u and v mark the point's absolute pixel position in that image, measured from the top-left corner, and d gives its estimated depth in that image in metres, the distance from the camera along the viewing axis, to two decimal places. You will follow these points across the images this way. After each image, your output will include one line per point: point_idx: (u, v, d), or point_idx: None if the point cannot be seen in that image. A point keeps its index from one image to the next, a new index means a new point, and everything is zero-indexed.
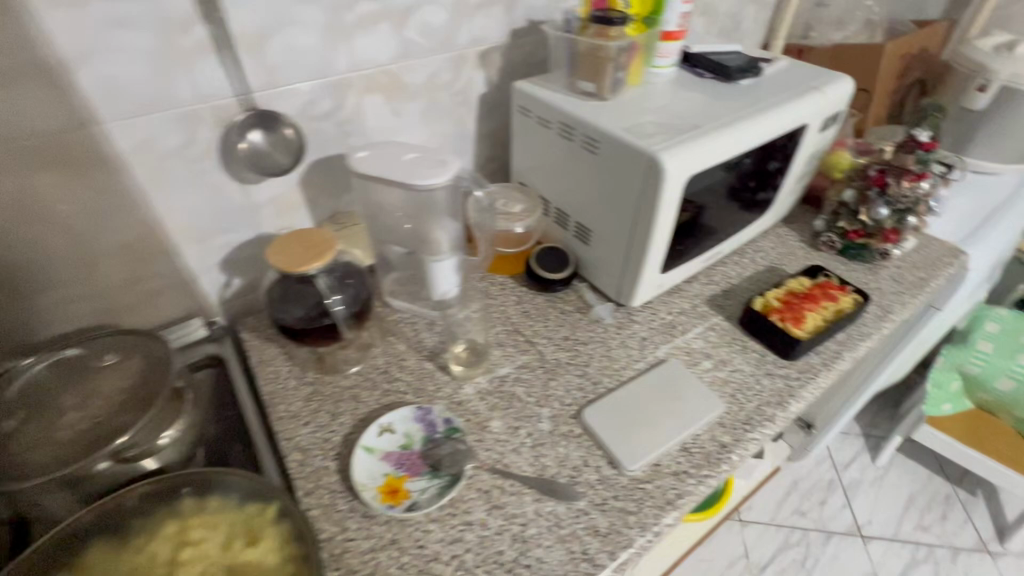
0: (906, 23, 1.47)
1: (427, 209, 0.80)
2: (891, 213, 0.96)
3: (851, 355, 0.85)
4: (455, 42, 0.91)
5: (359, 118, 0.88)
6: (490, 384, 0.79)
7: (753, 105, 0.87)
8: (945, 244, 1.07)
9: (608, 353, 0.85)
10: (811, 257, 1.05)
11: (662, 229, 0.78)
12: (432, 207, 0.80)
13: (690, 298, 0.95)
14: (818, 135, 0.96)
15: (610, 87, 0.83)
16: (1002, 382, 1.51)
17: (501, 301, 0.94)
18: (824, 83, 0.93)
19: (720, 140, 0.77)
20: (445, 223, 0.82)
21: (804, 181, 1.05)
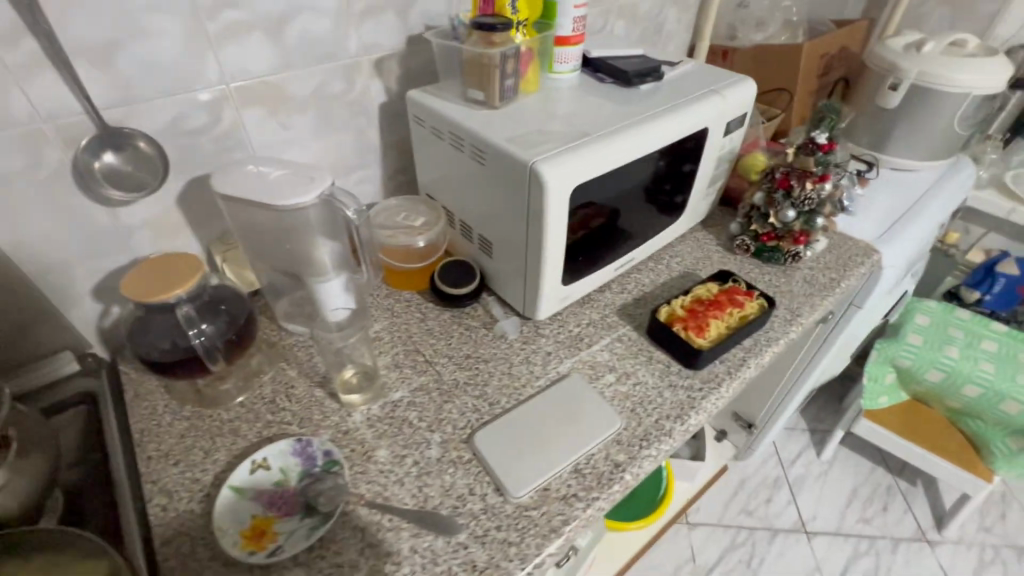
0: (825, 24, 1.50)
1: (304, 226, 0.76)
2: (798, 215, 0.96)
3: (756, 361, 0.84)
4: (344, 50, 0.87)
5: (241, 132, 0.83)
6: (381, 410, 0.76)
7: (650, 111, 0.85)
8: (858, 243, 1.08)
9: (509, 371, 0.82)
10: (727, 261, 1.04)
11: (552, 241, 0.76)
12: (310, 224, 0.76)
13: (600, 308, 0.93)
14: (723, 139, 0.96)
15: (500, 95, 0.80)
16: (931, 374, 1.52)
17: (405, 319, 0.90)
18: (725, 87, 0.92)
19: (606, 149, 0.75)
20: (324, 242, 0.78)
21: (715, 184, 1.05)
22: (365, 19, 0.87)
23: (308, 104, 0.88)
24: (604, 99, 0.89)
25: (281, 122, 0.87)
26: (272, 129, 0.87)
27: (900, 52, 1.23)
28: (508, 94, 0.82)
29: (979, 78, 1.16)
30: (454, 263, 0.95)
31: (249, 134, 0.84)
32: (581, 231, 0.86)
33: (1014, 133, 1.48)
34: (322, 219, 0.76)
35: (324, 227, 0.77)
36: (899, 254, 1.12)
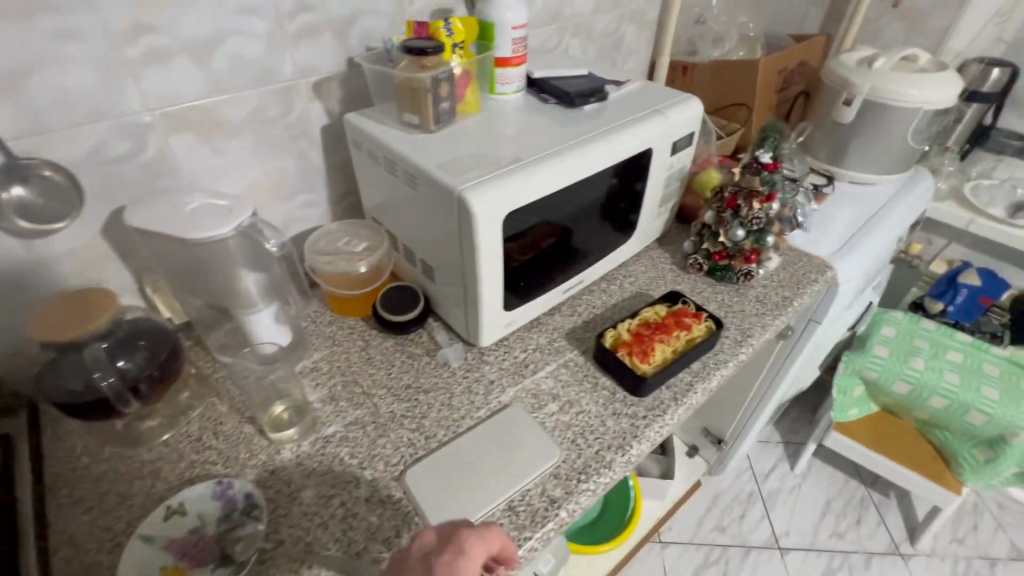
0: (783, 38, 1.50)
1: (226, 258, 0.73)
2: (748, 234, 0.95)
3: (703, 385, 0.82)
4: (280, 73, 0.85)
5: (169, 158, 0.80)
6: (312, 446, 0.73)
7: (590, 133, 0.84)
8: (812, 260, 1.07)
9: (449, 401, 0.79)
10: (681, 280, 1.02)
11: (487, 268, 0.74)
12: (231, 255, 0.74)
13: (548, 332, 0.91)
14: (670, 158, 0.95)
15: (435, 119, 0.79)
16: (898, 386, 1.50)
17: (346, 348, 0.88)
18: (668, 107, 0.91)
19: (540, 174, 0.74)
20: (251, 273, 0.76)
21: (666, 203, 1.04)
22: (300, 41, 0.85)
23: (243, 128, 0.86)
24: (547, 120, 0.88)
25: (213, 147, 0.84)
26: (204, 155, 0.84)
27: (853, 68, 1.24)
28: (444, 118, 0.80)
29: (929, 93, 1.17)
30: (399, 288, 0.92)
31: (178, 160, 0.82)
32: (531, 251, 0.85)
33: (971, 145, 1.49)
34: (245, 250, 0.74)
35: (247, 258, 0.75)
36: (855, 269, 1.11)
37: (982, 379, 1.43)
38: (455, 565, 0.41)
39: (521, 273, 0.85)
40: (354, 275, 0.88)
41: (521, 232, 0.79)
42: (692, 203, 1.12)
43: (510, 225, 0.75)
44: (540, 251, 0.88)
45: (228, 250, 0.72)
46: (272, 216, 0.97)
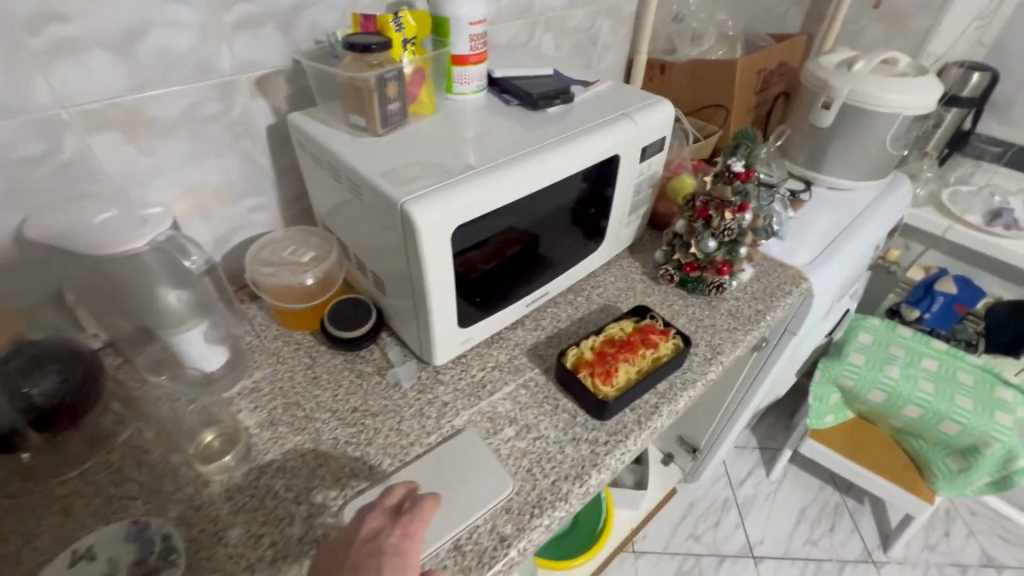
0: (764, 37, 1.46)
1: (146, 275, 0.68)
2: (720, 245, 0.90)
3: (668, 408, 0.78)
4: (217, 67, 0.78)
5: (90, 160, 0.73)
6: (244, 478, 0.67)
7: (553, 138, 0.79)
8: (787, 270, 1.04)
9: (398, 426, 0.74)
10: (651, 291, 0.98)
11: (436, 285, 0.69)
12: (152, 273, 0.69)
13: (509, 348, 0.86)
14: (640, 164, 0.90)
15: (383, 121, 0.73)
16: (873, 394, 1.48)
17: (291, 365, 0.82)
18: (636, 110, 0.87)
19: (494, 184, 0.68)
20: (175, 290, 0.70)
21: (637, 211, 0.99)
22: (239, 33, 0.78)
23: (176, 127, 0.79)
24: (508, 122, 0.83)
25: (142, 148, 0.77)
26: (132, 156, 0.77)
27: (832, 70, 1.20)
28: (393, 120, 0.74)
29: (909, 98, 1.13)
30: (349, 301, 0.86)
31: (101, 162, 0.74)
32: (496, 259, 0.80)
33: (949, 150, 1.47)
34: (163, 266, 0.69)
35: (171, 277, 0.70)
36: (831, 279, 1.08)
37: (956, 388, 1.42)
38: (403, 548, 0.48)
39: (483, 284, 0.80)
40: (300, 287, 0.82)
41: (476, 245, 0.74)
42: (666, 209, 1.07)
43: (462, 238, 0.70)
44: (503, 262, 0.82)
45: (144, 266, 0.67)
46: (215, 221, 0.90)
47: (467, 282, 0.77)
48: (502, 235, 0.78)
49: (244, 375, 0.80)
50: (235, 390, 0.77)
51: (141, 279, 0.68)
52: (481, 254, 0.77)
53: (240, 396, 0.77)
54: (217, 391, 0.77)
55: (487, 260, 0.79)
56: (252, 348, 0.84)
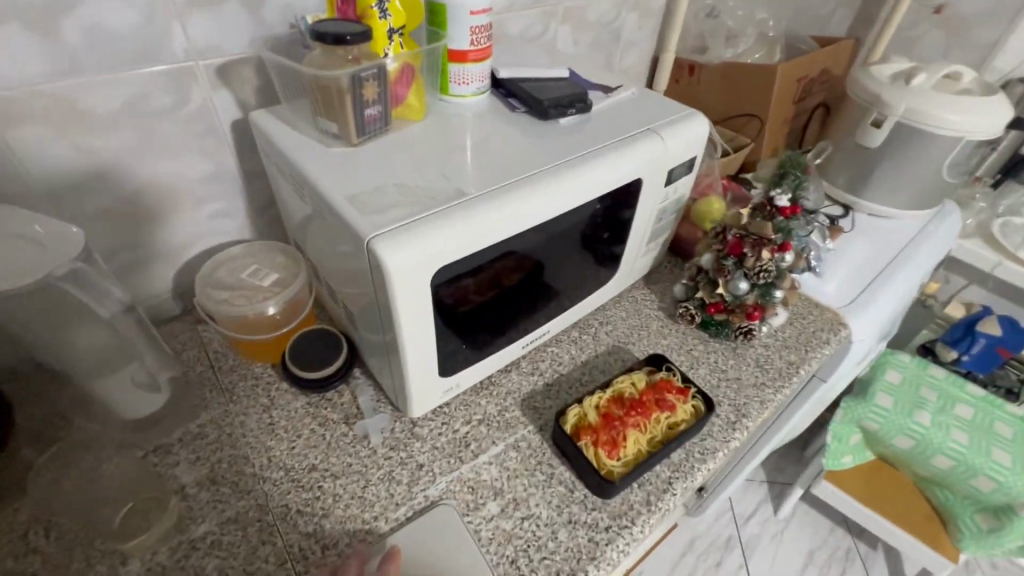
0: (807, 40, 1.31)
1: (58, 317, 0.58)
2: (752, 287, 0.78)
3: (683, 485, 0.66)
4: (168, 51, 0.66)
5: (7, 158, 0.61)
6: (170, 556, 0.56)
7: (565, 157, 0.66)
8: (824, 314, 0.91)
9: (361, 493, 0.62)
10: (667, 333, 0.85)
11: (411, 333, 0.57)
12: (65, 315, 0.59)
13: (500, 398, 0.74)
14: (665, 189, 0.77)
15: (358, 128, 0.60)
16: (900, 440, 1.35)
17: (243, 406, 0.70)
18: (664, 125, 0.73)
19: (489, 215, 0.56)
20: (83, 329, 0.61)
21: (658, 238, 0.86)
22: (194, 12, 0.65)
23: (117, 121, 0.67)
24: (512, 133, 0.69)
25: (74, 145, 0.65)
26: (62, 154, 0.65)
27: (886, 83, 1.05)
28: (371, 127, 0.61)
29: (975, 121, 0.99)
30: (317, 332, 0.74)
31: (23, 160, 0.62)
32: (492, 289, 0.67)
33: (1005, 176, 1.32)
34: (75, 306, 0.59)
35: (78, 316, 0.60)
36: (873, 324, 0.95)
37: (993, 440, 1.29)
38: None
39: (476, 318, 0.68)
40: (259, 317, 0.70)
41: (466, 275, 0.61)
42: (689, 234, 0.94)
43: (446, 278, 0.57)
44: (501, 293, 0.69)
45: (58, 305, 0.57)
46: (169, 230, 0.78)
47: (453, 317, 0.64)
48: (502, 262, 0.65)
49: (188, 416, 0.68)
50: (176, 436, 0.66)
51: (61, 320, 0.59)
52: (476, 283, 0.64)
53: (180, 444, 0.65)
54: (152, 437, 0.65)
55: (483, 289, 0.66)
56: (202, 383, 0.72)
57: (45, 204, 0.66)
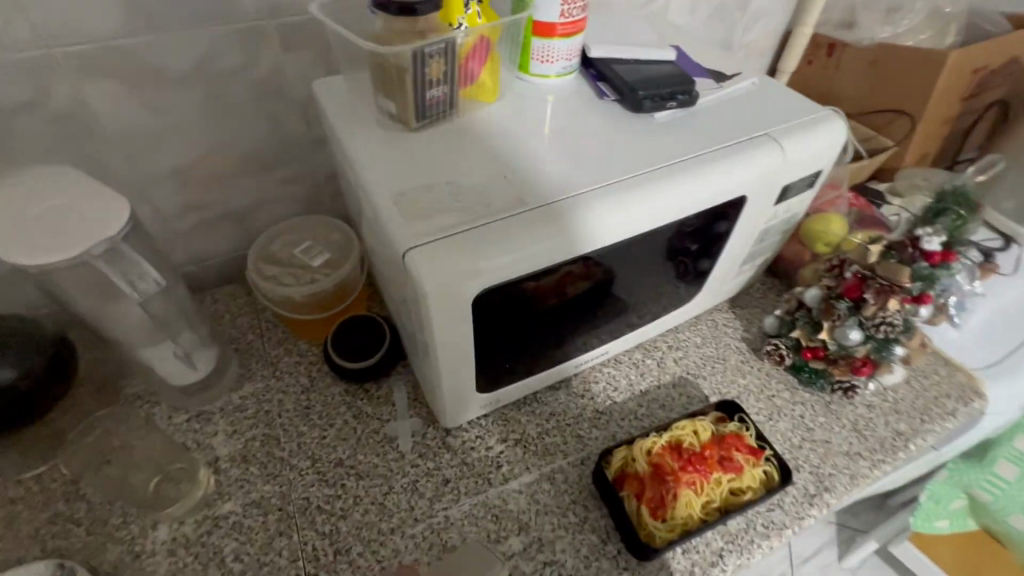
0: (995, 19, 1.04)
1: (97, 294, 0.53)
2: (866, 339, 0.64)
3: (736, 563, 0.56)
4: (238, 8, 0.62)
5: (84, 112, 0.62)
6: (195, 529, 0.57)
7: (653, 165, 0.55)
8: (953, 376, 0.74)
9: (382, 500, 0.59)
10: (747, 371, 0.73)
11: (445, 356, 0.51)
12: (100, 293, 0.53)
13: (543, 419, 0.67)
14: (775, 207, 0.63)
15: (417, 111, 0.53)
16: (1019, 520, 1.13)
17: (285, 384, 0.69)
18: (785, 132, 0.59)
19: (602, 215, 0.50)
20: (126, 305, 0.55)
21: (754, 260, 0.73)
22: None
23: (186, 81, 0.65)
24: (595, 126, 0.59)
25: (147, 104, 0.64)
26: (135, 111, 0.64)
27: None
28: (432, 110, 0.54)
29: None
30: (363, 318, 0.71)
31: (98, 115, 0.62)
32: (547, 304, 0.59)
33: None
34: (105, 288, 0.53)
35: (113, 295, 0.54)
36: (1015, 396, 0.76)
37: None
38: None
39: (528, 331, 0.59)
40: (308, 298, 0.67)
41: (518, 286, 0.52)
42: (794, 254, 0.80)
43: (490, 299, 0.50)
44: (564, 303, 0.60)
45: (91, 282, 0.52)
46: (236, 193, 0.77)
47: (500, 325, 0.55)
48: (568, 272, 0.55)
49: (232, 387, 0.68)
50: (219, 405, 0.67)
51: (96, 300, 0.54)
52: (532, 292, 0.54)
53: (220, 414, 0.66)
54: (195, 403, 0.66)
55: (541, 299, 0.56)
56: (250, 354, 0.72)
57: (119, 161, 0.67)
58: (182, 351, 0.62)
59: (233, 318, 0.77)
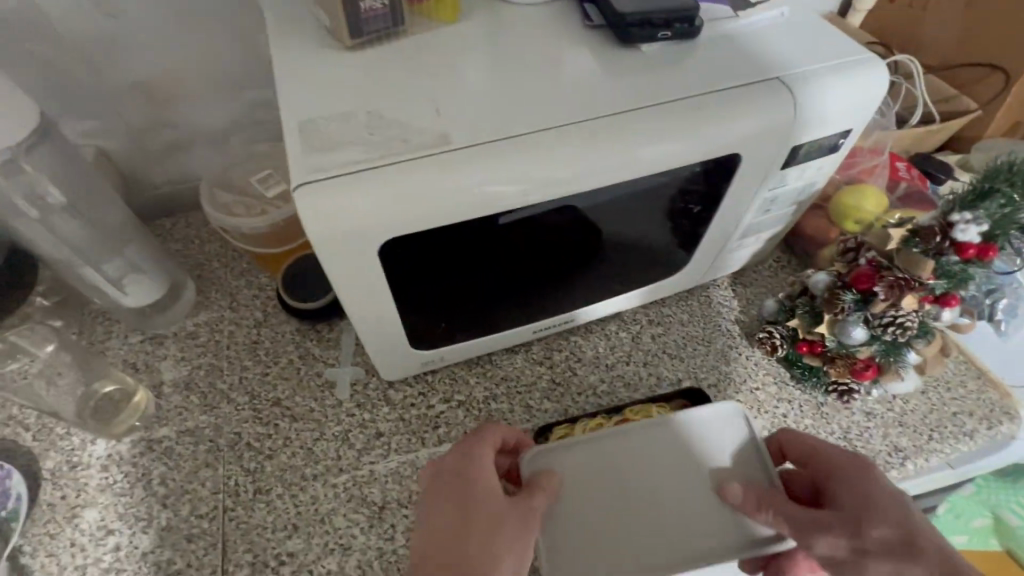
0: None
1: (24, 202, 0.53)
2: (873, 339, 0.55)
3: None
4: None
5: (37, 13, 0.59)
6: (129, 449, 0.57)
7: (627, 106, 0.46)
8: (984, 393, 0.62)
9: (311, 445, 0.58)
10: (733, 358, 0.65)
11: (357, 307, 0.47)
12: None
13: (492, 383, 0.63)
14: (783, 172, 0.52)
15: (351, 26, 0.46)
16: None
17: (239, 316, 0.67)
18: (805, 79, 0.48)
19: (733, 119, 0.46)
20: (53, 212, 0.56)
21: (759, 235, 0.62)
22: None
23: None
24: (570, 55, 0.50)
25: (103, 7, 0.60)
26: (89, 16, 0.60)
27: None
28: (370, 28, 0.47)
29: None
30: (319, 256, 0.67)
31: (50, 18, 0.59)
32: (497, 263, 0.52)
33: None
34: None
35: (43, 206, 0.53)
36: None
37: None
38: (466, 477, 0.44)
39: (469, 293, 0.53)
40: (258, 231, 0.64)
41: (442, 237, 0.44)
42: (816, 230, 0.68)
43: (406, 253, 0.44)
44: (515, 267, 0.52)
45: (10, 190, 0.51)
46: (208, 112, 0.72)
47: (434, 283, 0.49)
48: (512, 231, 0.47)
49: (188, 313, 0.68)
50: (173, 329, 0.66)
51: None
52: (466, 251, 0.47)
53: (173, 339, 0.66)
54: (150, 325, 0.66)
55: (482, 259, 0.49)
56: (212, 282, 0.71)
57: (81, 69, 0.63)
58: (111, 275, 0.60)
59: (202, 243, 0.75)
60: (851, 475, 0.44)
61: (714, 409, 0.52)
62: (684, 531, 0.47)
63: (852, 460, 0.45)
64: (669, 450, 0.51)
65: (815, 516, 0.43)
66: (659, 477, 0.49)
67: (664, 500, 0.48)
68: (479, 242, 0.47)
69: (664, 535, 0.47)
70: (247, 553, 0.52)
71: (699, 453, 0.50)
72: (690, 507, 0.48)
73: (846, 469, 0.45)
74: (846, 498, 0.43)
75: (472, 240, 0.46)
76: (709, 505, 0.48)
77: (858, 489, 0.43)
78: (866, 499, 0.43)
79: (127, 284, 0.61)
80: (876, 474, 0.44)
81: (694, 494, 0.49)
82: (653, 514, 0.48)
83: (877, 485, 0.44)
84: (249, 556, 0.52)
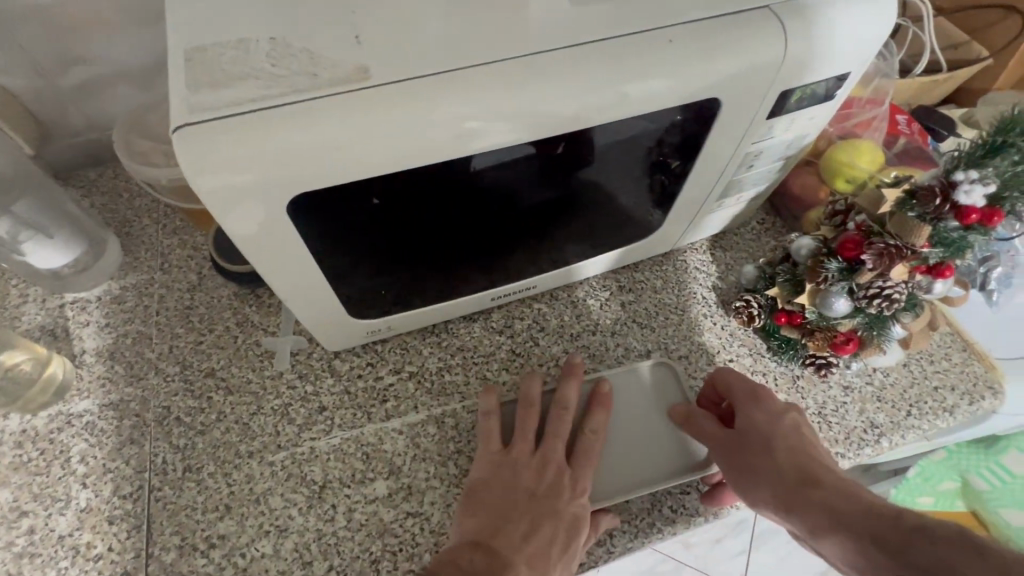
0: None
1: None
2: (856, 312, 0.50)
3: (626, 545, 0.50)
4: None
5: None
6: (45, 425, 0.53)
7: (590, 38, 0.38)
8: (968, 367, 0.59)
9: (246, 421, 0.53)
10: (706, 328, 0.60)
11: (274, 271, 0.41)
12: None
13: (447, 353, 0.58)
14: (770, 122, 0.46)
15: None
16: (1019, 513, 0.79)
17: (169, 279, 0.61)
18: (803, 11, 0.41)
19: (714, 56, 0.39)
20: None
21: (741, 194, 0.56)
22: None
23: None
24: None
25: None
26: None
27: None
28: None
29: None
30: None
31: None
32: None
33: None
34: None
35: None
36: None
37: None
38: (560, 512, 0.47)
39: (410, 258, 0.46)
40: (180, 183, 0.57)
41: (369, 192, 0.38)
42: (805, 189, 0.62)
43: (328, 211, 0.38)
44: (464, 229, 0.46)
45: None
46: (121, 44, 0.62)
47: (366, 247, 0.43)
48: (455, 190, 0.41)
49: (115, 274, 0.61)
50: (96, 293, 0.60)
51: None
52: (400, 210, 0.41)
53: (97, 304, 0.60)
54: (70, 288, 0.60)
55: (421, 222, 0.43)
56: (141, 241, 0.64)
57: None
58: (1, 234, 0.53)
59: (131, 197, 0.67)
60: (744, 401, 0.50)
61: (665, 359, 0.57)
62: (635, 460, 0.52)
63: (745, 387, 0.51)
64: (622, 394, 0.55)
65: (705, 429, 0.50)
66: (615, 416, 0.54)
67: (616, 435, 0.53)
68: (418, 200, 0.40)
69: (615, 464, 0.52)
70: (174, 535, 0.48)
71: (648, 398, 0.55)
72: (652, 444, 0.53)
73: (739, 395, 0.51)
74: (736, 421, 0.50)
75: (408, 197, 0.40)
76: (660, 437, 0.53)
77: (746, 412, 0.49)
78: (753, 425, 0.48)
79: (26, 242, 0.54)
80: (772, 399, 0.50)
81: (647, 430, 0.53)
82: (607, 448, 0.52)
83: (768, 408, 0.49)
84: (176, 539, 0.48)
